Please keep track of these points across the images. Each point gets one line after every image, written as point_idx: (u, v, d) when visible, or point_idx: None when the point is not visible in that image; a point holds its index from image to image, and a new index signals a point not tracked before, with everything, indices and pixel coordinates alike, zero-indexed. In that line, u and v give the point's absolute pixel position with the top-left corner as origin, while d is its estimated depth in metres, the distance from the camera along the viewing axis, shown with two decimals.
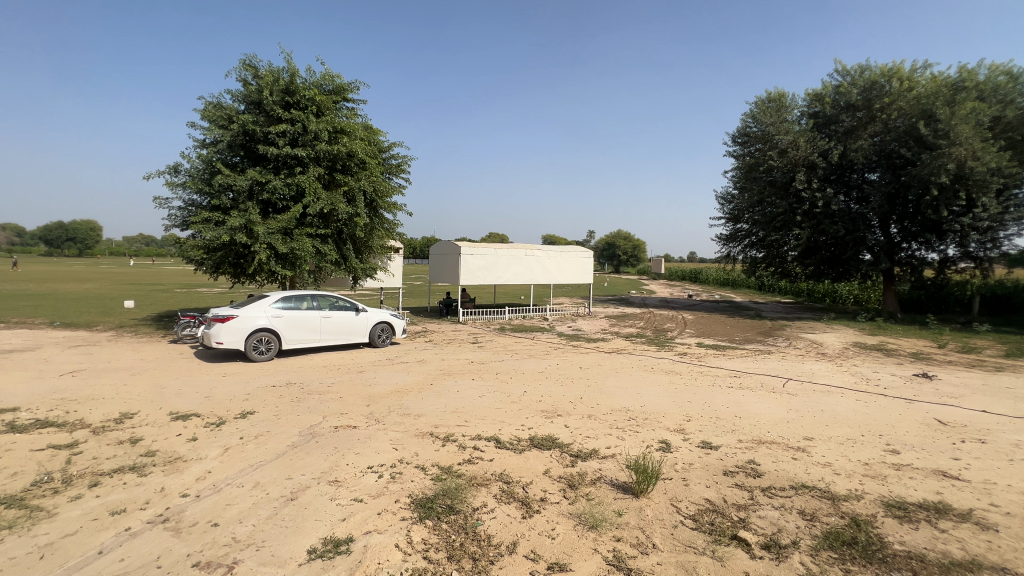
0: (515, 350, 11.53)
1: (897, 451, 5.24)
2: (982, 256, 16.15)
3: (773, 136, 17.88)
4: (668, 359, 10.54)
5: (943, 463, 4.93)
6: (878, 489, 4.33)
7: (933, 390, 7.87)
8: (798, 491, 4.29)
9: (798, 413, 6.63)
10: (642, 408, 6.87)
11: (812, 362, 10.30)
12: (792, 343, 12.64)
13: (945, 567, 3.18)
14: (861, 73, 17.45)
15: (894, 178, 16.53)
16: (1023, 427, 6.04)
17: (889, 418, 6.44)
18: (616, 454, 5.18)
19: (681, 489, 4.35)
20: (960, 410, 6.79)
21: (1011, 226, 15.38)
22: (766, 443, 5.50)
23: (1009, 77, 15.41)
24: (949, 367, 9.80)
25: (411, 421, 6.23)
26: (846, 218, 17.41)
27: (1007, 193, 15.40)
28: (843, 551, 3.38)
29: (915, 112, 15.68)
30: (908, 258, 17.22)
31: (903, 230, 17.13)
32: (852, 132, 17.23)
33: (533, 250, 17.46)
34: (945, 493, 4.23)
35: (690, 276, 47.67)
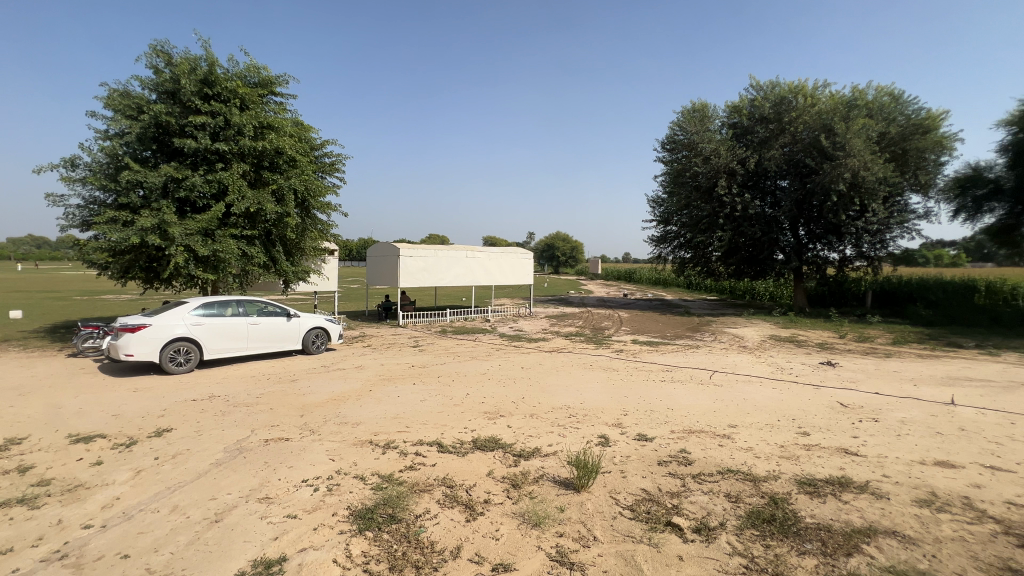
0: (457, 352, 11.44)
1: (807, 432, 5.77)
2: (873, 255, 18.03)
3: (697, 144, 19.09)
4: (605, 356, 10.93)
5: (845, 441, 5.49)
6: (792, 468, 4.74)
7: (835, 376, 8.76)
8: (724, 475, 4.60)
9: (723, 402, 7.13)
10: (581, 405, 7.07)
11: (735, 354, 11.11)
12: (718, 337, 13.56)
13: (848, 534, 3.54)
14: (772, 89, 19.02)
15: (801, 185, 18.22)
16: (907, 405, 6.89)
17: (800, 403, 7.09)
18: (557, 452, 5.28)
19: (619, 481, 4.52)
20: (857, 393, 7.61)
21: (895, 229, 17.47)
22: (695, 432, 5.85)
23: (892, 97, 17.48)
24: (848, 355, 10.95)
25: (349, 429, 5.99)
26: (762, 221, 18.92)
27: (893, 201, 17.46)
28: (763, 528, 3.67)
29: (817, 126, 17.37)
30: (814, 258, 19.07)
31: (810, 233, 18.91)
32: (766, 142, 18.79)
33: (474, 252, 17.42)
34: (846, 468, 4.72)
35: (625, 276, 49.69)
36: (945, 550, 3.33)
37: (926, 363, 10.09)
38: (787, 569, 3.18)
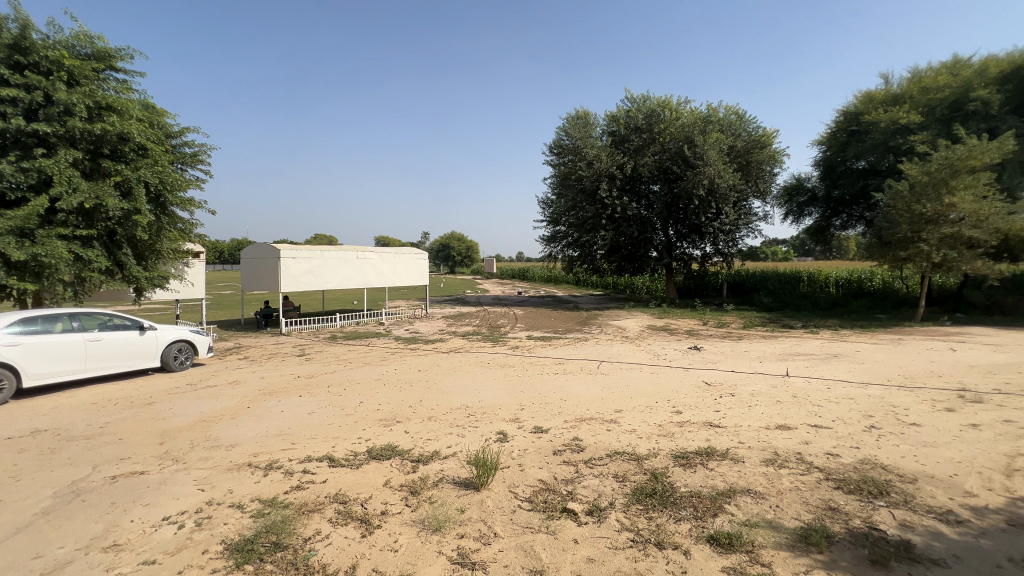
0: (349, 359, 10.81)
1: (679, 411, 6.45)
2: (727, 252, 20.68)
3: (582, 149, 20.32)
4: (502, 353, 11.14)
5: (710, 416, 6.25)
6: (668, 444, 5.27)
7: (701, 358, 9.95)
8: (612, 458, 4.96)
9: (609, 389, 7.68)
10: (480, 403, 7.11)
11: (619, 344, 12.05)
12: (604, 329, 14.59)
13: (714, 497, 4.03)
14: (644, 102, 20.93)
15: (669, 190, 20.34)
16: (755, 380, 8.06)
17: (674, 385, 7.91)
18: (456, 453, 5.25)
19: (517, 475, 4.63)
20: (718, 372, 8.72)
21: (743, 229, 20.32)
22: (586, 419, 6.22)
23: (738, 116, 20.29)
24: (710, 340, 12.50)
25: (223, 453, 5.33)
26: (639, 222, 20.77)
27: (741, 205, 20.30)
28: (646, 502, 4.02)
29: (681, 137, 19.47)
30: (681, 254, 21.41)
31: (677, 232, 21.16)
32: (640, 150, 20.65)
33: (365, 252, 16.59)
34: (711, 439, 5.37)
35: (519, 274, 51.13)
36: (785, 499, 3.95)
37: (768, 343, 11.91)
38: (667, 536, 3.52)
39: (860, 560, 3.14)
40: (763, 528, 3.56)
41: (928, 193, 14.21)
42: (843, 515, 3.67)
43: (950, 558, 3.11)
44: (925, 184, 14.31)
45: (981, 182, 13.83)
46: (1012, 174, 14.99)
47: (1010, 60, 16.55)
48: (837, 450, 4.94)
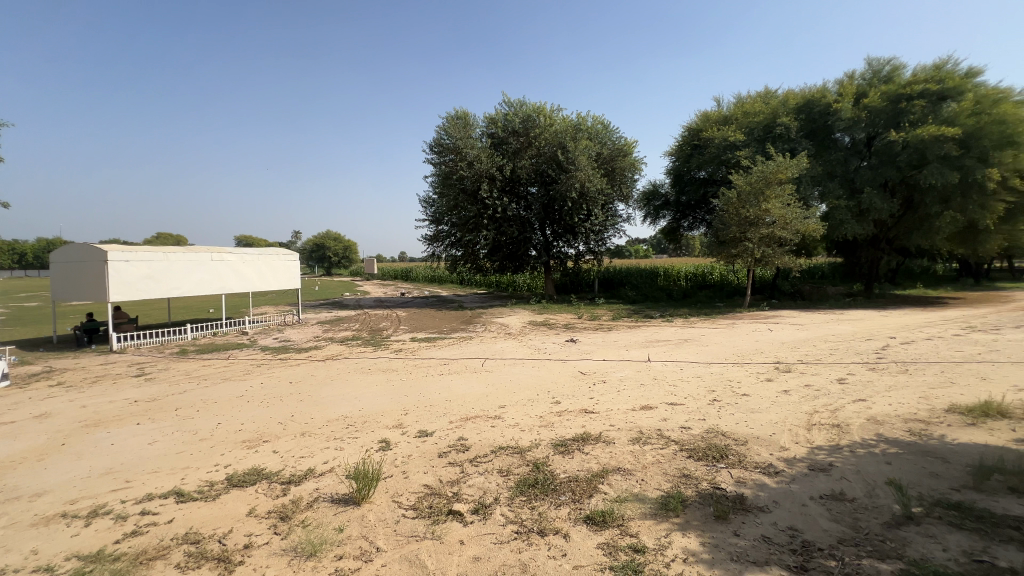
0: (203, 375, 9.46)
1: (558, 401, 6.82)
2: (597, 251, 22.46)
3: (462, 149, 20.38)
4: (384, 357, 10.70)
5: (585, 403, 6.71)
6: (549, 434, 5.54)
7: (576, 350, 10.67)
8: (496, 453, 5.05)
9: (494, 386, 7.83)
10: (360, 413, 6.72)
11: (502, 341, 12.37)
12: (488, 327, 14.86)
13: (589, 479, 4.34)
14: (520, 106, 21.65)
15: (545, 192, 21.39)
16: (623, 366, 8.87)
17: (553, 376, 8.35)
18: (334, 468, 4.89)
19: (401, 483, 4.47)
20: (592, 361, 9.43)
21: (610, 229, 22.21)
22: (471, 418, 6.25)
23: (603, 125, 22.06)
24: (585, 332, 13.47)
25: (25, 506, 4.27)
26: (518, 222, 21.49)
27: (608, 208, 22.17)
28: (529, 493, 4.16)
29: (555, 143, 20.58)
30: (558, 253, 22.64)
31: (553, 232, 22.33)
32: (518, 152, 21.37)
33: (222, 254, 14.62)
34: (587, 425, 5.78)
35: (402, 274, 49.64)
36: (649, 472, 4.41)
37: (633, 332, 13.21)
38: (548, 523, 3.68)
39: (707, 517, 3.63)
40: (631, 501, 3.92)
41: (751, 200, 16.99)
42: (694, 480, 4.21)
43: (771, 504, 3.75)
44: (747, 193, 17.10)
45: (787, 192, 16.97)
46: (807, 187, 18.67)
47: (803, 95, 20.59)
48: (689, 423, 5.65)
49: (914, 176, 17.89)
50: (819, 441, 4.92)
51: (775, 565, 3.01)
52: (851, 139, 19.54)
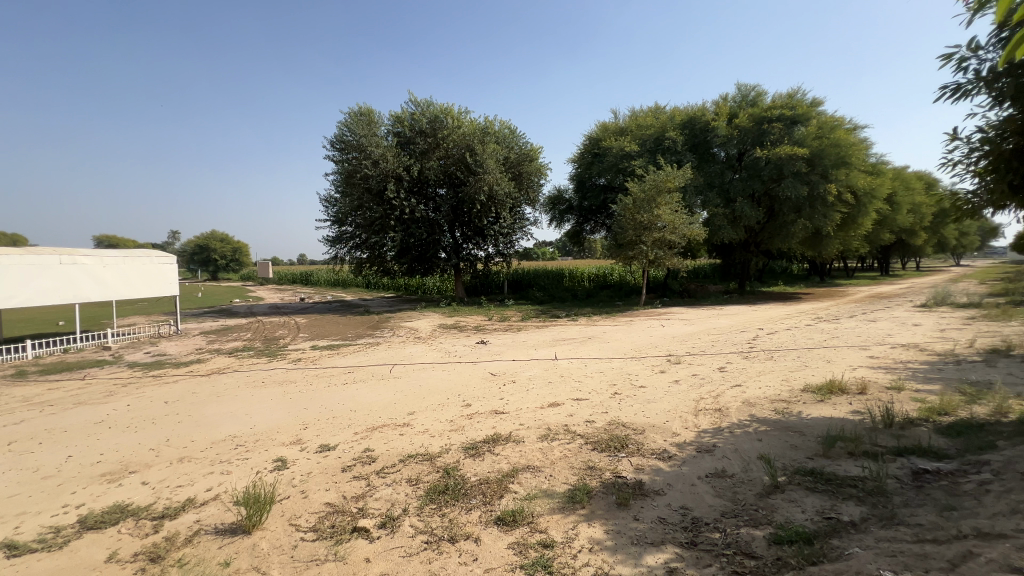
0: (49, 400, 7.97)
1: (469, 404, 6.78)
2: (506, 253, 22.79)
3: (366, 147, 19.50)
4: (281, 368, 9.85)
5: (496, 404, 6.74)
6: (459, 438, 5.48)
7: (487, 352, 10.72)
8: (405, 462, 4.88)
9: (402, 393, 7.56)
10: (251, 431, 6.10)
11: (411, 345, 12.03)
12: (396, 331, 14.37)
13: (500, 480, 4.36)
14: (428, 106, 21.18)
15: (454, 194, 21.23)
16: (532, 366, 9.08)
17: (463, 379, 8.28)
18: (219, 495, 4.37)
19: (299, 504, 4.13)
20: (502, 362, 9.53)
21: (518, 232, 22.68)
22: (378, 428, 5.98)
23: (511, 130, 22.46)
24: (495, 333, 13.59)
25: None
26: (427, 224, 21.07)
27: (516, 211, 22.63)
28: (439, 500, 4.07)
29: (463, 145, 20.52)
30: (467, 255, 22.56)
31: (463, 235, 22.23)
32: (425, 153, 20.94)
33: (75, 258, 12.45)
34: (497, 426, 5.81)
35: (302, 279, 46.24)
36: (556, 468, 4.55)
37: (542, 331, 13.61)
38: (459, 529, 3.63)
39: (610, 505, 3.83)
40: (540, 498, 4.01)
41: (644, 206, 18.40)
42: (598, 471, 4.42)
43: (665, 486, 4.07)
44: (641, 199, 18.49)
45: (675, 200, 18.65)
46: (691, 195, 20.68)
47: (687, 113, 22.82)
48: (593, 417, 5.93)
49: (774, 189, 20.66)
50: (704, 425, 5.45)
51: (669, 543, 3.26)
52: (726, 154, 22.03)
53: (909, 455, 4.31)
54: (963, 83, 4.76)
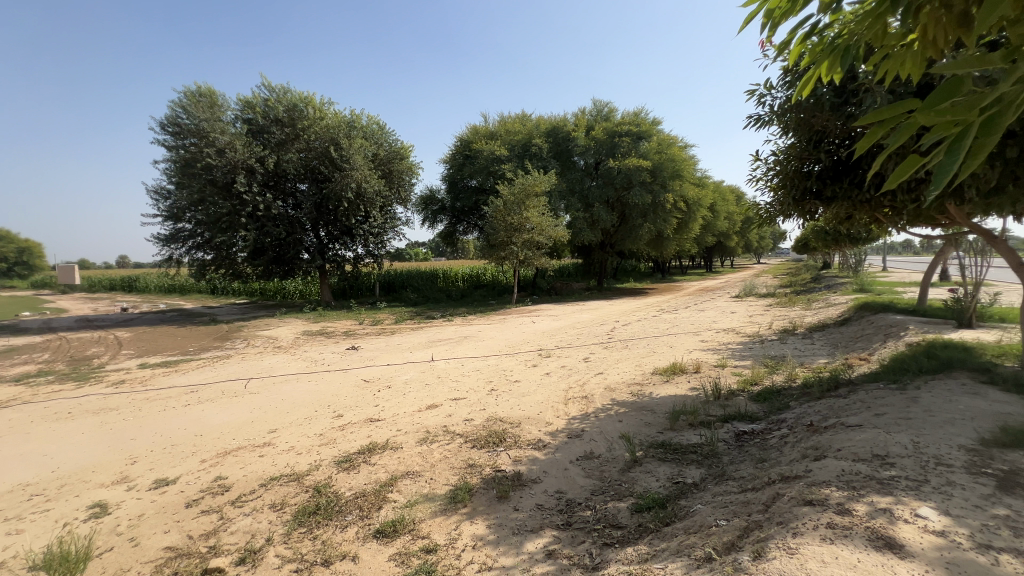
0: None
1: (341, 414, 6.35)
2: (377, 254, 21.58)
3: (207, 132, 17.04)
4: (95, 394, 8.09)
5: (370, 411, 6.42)
6: (331, 452, 5.10)
7: (359, 357, 10.16)
8: (268, 486, 4.38)
9: (261, 409, 6.78)
10: (55, 475, 4.92)
11: (270, 356, 10.84)
12: (251, 341, 12.83)
13: (378, 491, 4.16)
14: (284, 93, 19.10)
15: (318, 190, 19.64)
16: (408, 369, 8.84)
17: (333, 389, 7.72)
18: (7, 561, 3.44)
19: (128, 554, 3.45)
20: (376, 367, 9.10)
21: (390, 232, 21.91)
22: (231, 451, 5.27)
23: (379, 126, 21.51)
24: (367, 337, 12.93)
25: None
26: (286, 221, 19.29)
27: (386, 210, 21.84)
28: (310, 521, 3.74)
29: (327, 138, 19.12)
30: (334, 256, 20.78)
31: (328, 234, 20.63)
32: (282, 144, 18.95)
33: None
34: (373, 434, 5.54)
35: (123, 285, 38.62)
36: (437, 470, 4.50)
37: (417, 333, 13.34)
38: (334, 549, 3.38)
39: (491, 500, 3.91)
40: (421, 503, 3.92)
41: (514, 208, 19.15)
42: (478, 468, 4.48)
43: (542, 474, 4.29)
44: (511, 202, 19.23)
45: (541, 204, 19.76)
46: (556, 199, 22.10)
47: (550, 122, 24.33)
48: (471, 415, 6.00)
49: (625, 196, 23.14)
50: (573, 412, 5.87)
51: (547, 527, 3.44)
52: (585, 163, 24.01)
53: (732, 421, 5.18)
54: (763, 115, 5.92)
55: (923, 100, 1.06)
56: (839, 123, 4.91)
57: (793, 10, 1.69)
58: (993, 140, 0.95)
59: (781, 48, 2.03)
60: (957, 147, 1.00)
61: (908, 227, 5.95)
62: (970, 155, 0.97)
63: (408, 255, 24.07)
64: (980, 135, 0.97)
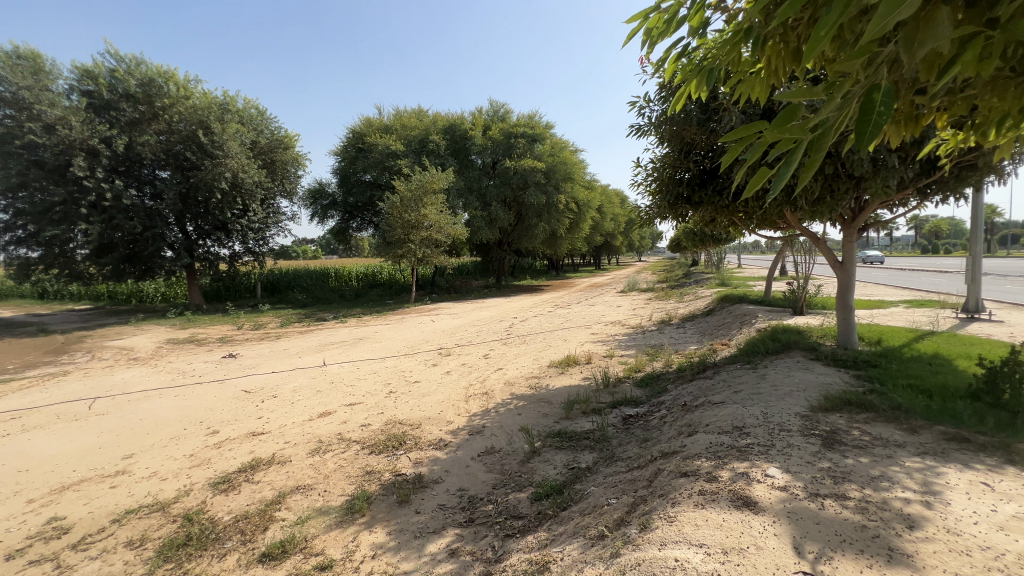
0: None
1: (216, 430, 5.67)
2: (258, 252, 19.79)
3: (30, 104, 14.08)
4: None
5: (252, 425, 5.83)
6: (205, 473, 4.54)
7: (238, 366, 9.14)
8: (123, 521, 3.76)
9: (112, 432, 5.80)
10: None
11: (123, 369, 9.30)
12: (96, 354, 10.87)
13: (263, 511, 3.79)
14: (137, 65, 16.41)
15: (183, 179, 17.23)
16: (296, 376, 8.18)
17: (205, 403, 6.86)
18: None
19: None
20: (259, 376, 8.27)
21: (272, 227, 20.07)
22: (72, 486, 4.43)
23: (259, 111, 19.47)
24: (247, 343, 11.69)
25: None
26: (142, 214, 16.52)
27: (267, 204, 19.94)
28: (179, 555, 3.29)
29: (194, 120, 16.86)
30: (205, 254, 18.57)
31: (198, 228, 18.27)
32: (136, 124, 16.29)
33: None
34: (255, 450, 5.04)
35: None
36: (331, 481, 4.24)
37: (306, 337, 12.38)
38: None
39: (391, 506, 3.78)
40: (314, 518, 3.66)
41: (412, 205, 18.68)
42: (376, 474, 4.30)
43: (443, 474, 4.25)
44: (408, 198, 18.70)
45: (439, 201, 19.52)
46: (454, 197, 21.98)
47: (447, 119, 24.13)
48: (368, 420, 5.73)
49: (522, 196, 23.81)
50: (474, 409, 5.91)
51: (449, 526, 3.43)
52: (482, 162, 24.21)
53: (620, 406, 5.61)
54: (642, 126, 6.49)
55: (772, 121, 1.20)
56: (704, 137, 5.57)
57: (668, 31, 1.84)
58: (817, 157, 1.13)
59: (658, 65, 2.21)
60: (794, 160, 1.17)
61: (758, 229, 6.92)
62: (803, 168, 1.14)
63: (294, 252, 22.21)
64: (810, 152, 1.15)
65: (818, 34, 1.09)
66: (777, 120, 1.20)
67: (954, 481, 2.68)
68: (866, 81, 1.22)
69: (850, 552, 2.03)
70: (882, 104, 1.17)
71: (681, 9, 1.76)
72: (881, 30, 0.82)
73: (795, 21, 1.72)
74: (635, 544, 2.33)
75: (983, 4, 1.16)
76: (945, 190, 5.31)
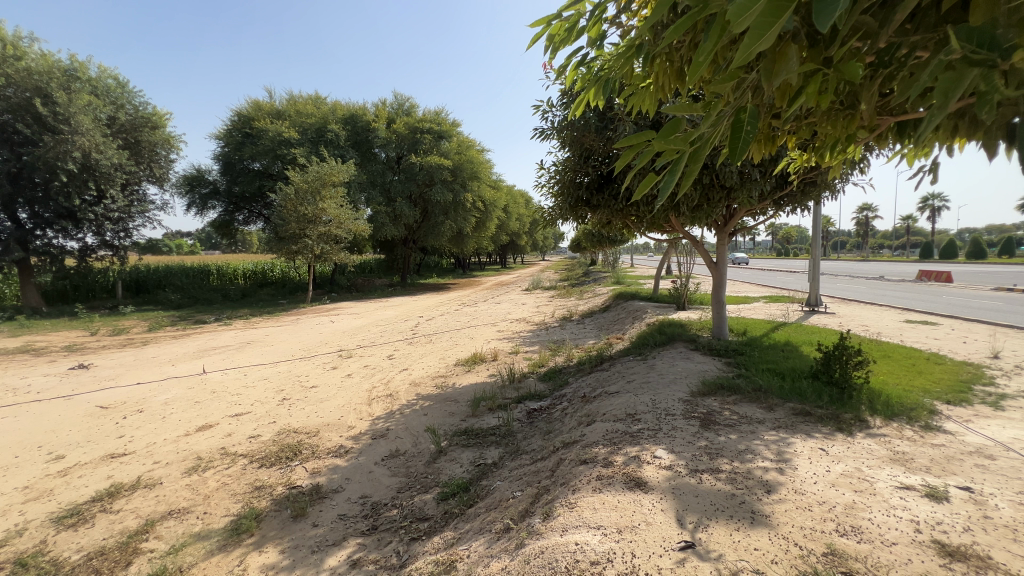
0: None
1: (61, 456, 4.79)
2: (116, 245, 17.14)
3: None
4: None
5: (109, 446, 5.01)
6: (44, 508, 3.81)
7: (90, 378, 7.81)
8: None
9: None
10: None
11: None
12: None
13: (124, 544, 3.29)
14: None
15: (15, 157, 14.30)
16: (166, 386, 7.19)
17: (45, 423, 5.75)
18: None
19: None
20: (118, 389, 7.13)
21: (137, 218, 17.39)
22: None
23: (117, 82, 16.77)
24: (102, 352, 10.01)
25: None
26: None
27: (130, 189, 17.25)
28: None
29: (30, 86, 13.99)
30: (44, 247, 15.57)
31: (34, 216, 15.23)
32: None
33: None
34: (115, 474, 4.36)
35: None
36: (212, 501, 3.82)
37: (179, 342, 10.95)
38: None
39: (284, 521, 3.50)
40: (191, 544, 3.27)
41: (308, 198, 17.37)
42: (267, 489, 3.96)
43: (344, 482, 4.02)
44: (304, 191, 17.37)
45: (339, 195, 18.47)
46: (355, 191, 20.90)
47: (347, 109, 22.93)
48: (258, 431, 5.24)
49: (428, 193, 23.41)
50: (378, 412, 5.70)
51: (350, 536, 3.27)
52: (386, 156, 23.34)
53: (524, 400, 5.77)
54: (545, 130, 6.71)
55: (660, 130, 1.30)
56: (601, 144, 5.94)
57: (569, 38, 1.91)
58: (695, 165, 1.27)
59: (559, 72, 2.28)
60: (676, 168, 1.29)
61: (647, 232, 7.53)
62: (682, 176, 1.26)
63: (162, 249, 19.48)
64: (690, 162, 1.27)
65: (701, 57, 1.20)
66: (664, 130, 1.31)
67: (800, 449, 3.16)
68: (735, 103, 1.38)
69: (722, 519, 2.30)
70: (747, 125, 1.35)
71: (582, 19, 1.84)
72: (745, 58, 0.93)
73: (679, 43, 1.89)
74: (538, 534, 2.42)
75: (821, 44, 1.35)
76: (794, 202, 6.25)
